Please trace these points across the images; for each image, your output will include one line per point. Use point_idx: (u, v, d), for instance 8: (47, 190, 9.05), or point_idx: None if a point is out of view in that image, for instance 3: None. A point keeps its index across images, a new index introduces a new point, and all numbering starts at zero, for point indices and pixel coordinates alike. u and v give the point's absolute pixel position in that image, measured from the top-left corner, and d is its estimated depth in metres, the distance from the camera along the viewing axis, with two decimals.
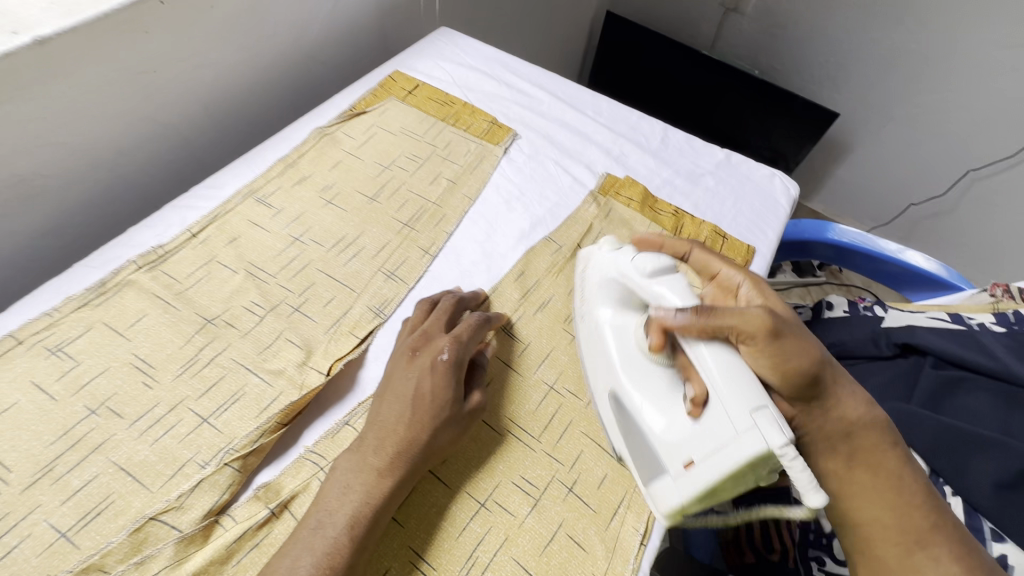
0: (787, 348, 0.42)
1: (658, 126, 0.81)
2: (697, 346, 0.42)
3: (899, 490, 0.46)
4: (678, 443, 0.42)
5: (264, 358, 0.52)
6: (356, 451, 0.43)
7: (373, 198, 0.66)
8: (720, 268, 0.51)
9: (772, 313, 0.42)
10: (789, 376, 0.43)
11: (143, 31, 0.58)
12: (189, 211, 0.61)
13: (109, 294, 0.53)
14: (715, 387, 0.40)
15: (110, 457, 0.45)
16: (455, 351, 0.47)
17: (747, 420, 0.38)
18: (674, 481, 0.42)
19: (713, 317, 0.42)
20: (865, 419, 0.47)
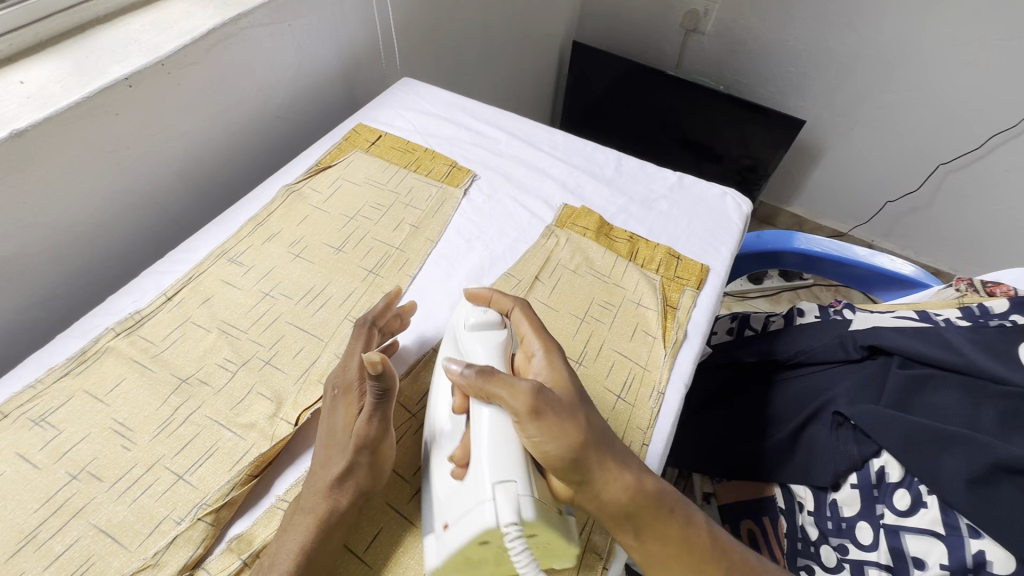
0: (549, 427, 0.44)
1: (612, 155, 0.85)
2: (478, 408, 0.47)
3: (683, 546, 0.45)
4: (444, 505, 0.45)
5: (236, 413, 0.54)
6: (298, 495, 0.46)
7: (339, 248, 0.70)
8: (529, 333, 0.54)
9: (542, 391, 0.45)
10: (550, 459, 0.44)
11: (114, 113, 0.63)
12: (165, 276, 0.65)
13: (89, 362, 0.56)
14: (479, 456, 0.45)
15: (90, 520, 0.47)
16: (342, 382, 0.49)
17: (489, 492, 0.42)
18: (435, 540, 0.44)
19: (488, 383, 0.46)
20: (637, 492, 0.45)
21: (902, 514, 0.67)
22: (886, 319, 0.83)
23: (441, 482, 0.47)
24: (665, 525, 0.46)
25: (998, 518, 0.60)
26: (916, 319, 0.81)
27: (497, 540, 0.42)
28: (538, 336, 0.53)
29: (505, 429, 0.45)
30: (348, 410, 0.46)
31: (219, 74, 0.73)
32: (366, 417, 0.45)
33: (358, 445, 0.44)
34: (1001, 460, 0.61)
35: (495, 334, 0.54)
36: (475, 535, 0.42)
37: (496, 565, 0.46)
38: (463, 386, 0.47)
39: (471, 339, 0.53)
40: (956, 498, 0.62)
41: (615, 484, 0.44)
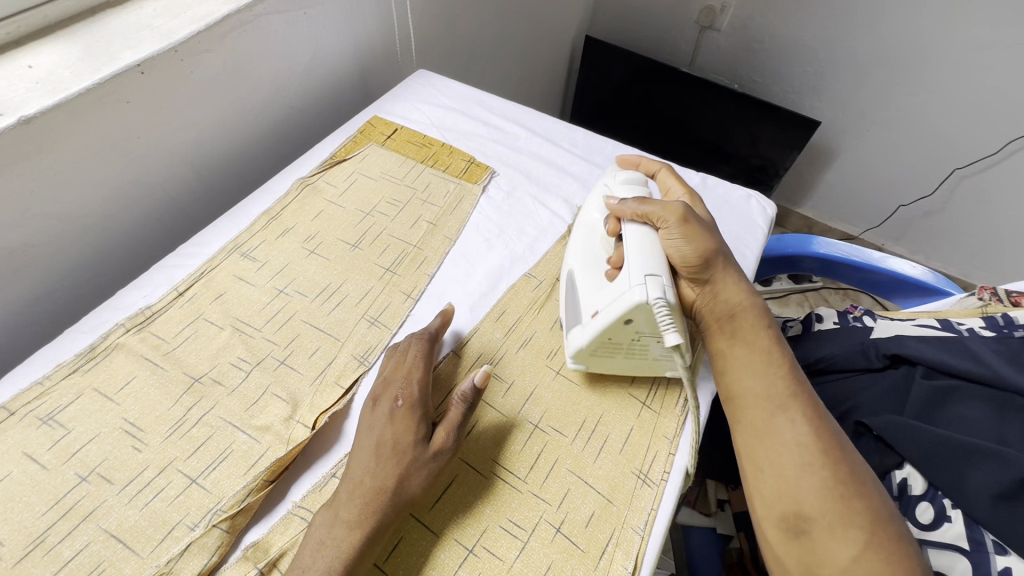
0: (692, 231, 0.57)
1: (633, 154, 0.83)
2: (631, 225, 0.58)
3: (770, 362, 0.55)
4: (595, 297, 0.55)
5: (250, 415, 0.53)
6: (330, 506, 0.45)
7: (355, 245, 0.68)
8: (671, 185, 0.69)
9: (688, 210, 0.58)
10: (688, 256, 0.57)
11: (125, 101, 0.61)
12: (177, 270, 0.63)
13: (98, 359, 0.54)
14: (631, 254, 0.54)
15: (101, 524, 0.45)
16: (411, 394, 0.49)
17: (642, 277, 0.51)
18: (583, 326, 0.55)
19: (643, 206, 0.58)
20: (745, 304, 0.59)
21: (924, 527, 0.65)
22: (908, 327, 0.81)
23: (592, 280, 0.57)
24: (760, 336, 0.57)
25: None
26: (938, 328, 0.80)
27: (643, 314, 0.51)
28: (680, 185, 0.68)
29: (654, 237, 0.57)
30: (416, 425, 0.48)
31: (233, 63, 0.71)
32: (446, 429, 0.48)
33: (437, 454, 0.47)
34: None
35: (642, 188, 0.66)
36: (630, 307, 0.50)
37: (621, 359, 0.56)
38: (617, 211, 0.59)
39: (619, 187, 0.65)
40: (983, 514, 0.61)
41: (723, 292, 0.59)
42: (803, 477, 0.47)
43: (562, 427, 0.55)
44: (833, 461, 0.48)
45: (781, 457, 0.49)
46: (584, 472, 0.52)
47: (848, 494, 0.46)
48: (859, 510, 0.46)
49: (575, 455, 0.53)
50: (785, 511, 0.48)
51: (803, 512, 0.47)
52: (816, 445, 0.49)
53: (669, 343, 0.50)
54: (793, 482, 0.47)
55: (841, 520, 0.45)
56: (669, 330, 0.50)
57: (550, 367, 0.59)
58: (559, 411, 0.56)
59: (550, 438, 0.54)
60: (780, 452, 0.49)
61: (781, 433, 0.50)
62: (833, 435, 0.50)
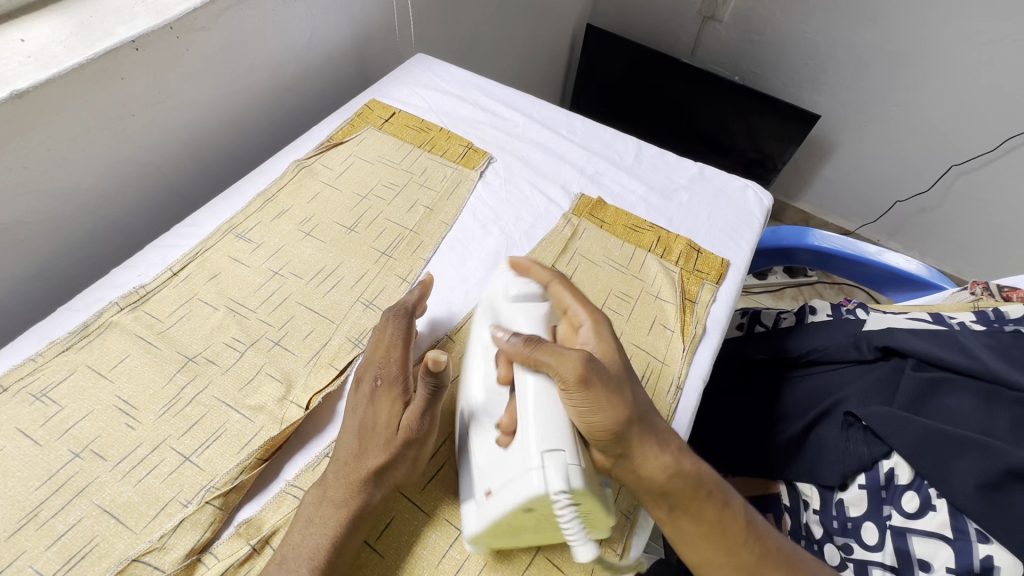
0: (596, 397, 0.45)
1: (632, 143, 0.83)
2: (524, 375, 0.47)
3: (722, 534, 0.49)
4: (489, 471, 0.45)
5: (244, 394, 0.53)
6: (321, 483, 0.45)
7: (351, 228, 0.67)
8: (570, 304, 0.54)
9: (592, 361, 0.46)
10: (595, 429, 0.45)
11: (119, 78, 0.60)
12: (171, 250, 0.62)
13: (93, 336, 0.54)
14: (524, 428, 0.44)
15: (94, 500, 0.46)
16: (386, 373, 0.47)
17: (538, 459, 0.42)
18: (477, 507, 0.44)
19: (537, 351, 0.47)
20: (680, 473, 0.48)
21: (910, 516, 0.67)
22: (901, 320, 0.82)
23: (483, 445, 0.47)
24: (707, 504, 0.49)
25: (1008, 524, 0.59)
26: (930, 321, 0.80)
27: (542, 506, 0.42)
28: (581, 305, 0.54)
29: (549, 398, 0.46)
30: (392, 404, 0.46)
31: (228, 42, 0.70)
32: (415, 412, 0.45)
33: (406, 439, 0.45)
34: (1014, 466, 0.60)
35: (535, 305, 0.54)
36: (523, 500, 0.41)
37: (524, 537, 0.46)
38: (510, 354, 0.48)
39: (509, 308, 0.53)
40: (967, 503, 0.61)
41: (656, 474, 0.47)
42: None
43: None
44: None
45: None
46: None
47: None
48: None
49: None
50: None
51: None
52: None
53: (579, 557, 0.42)
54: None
55: None
56: (579, 543, 0.42)
57: None
58: None
59: None
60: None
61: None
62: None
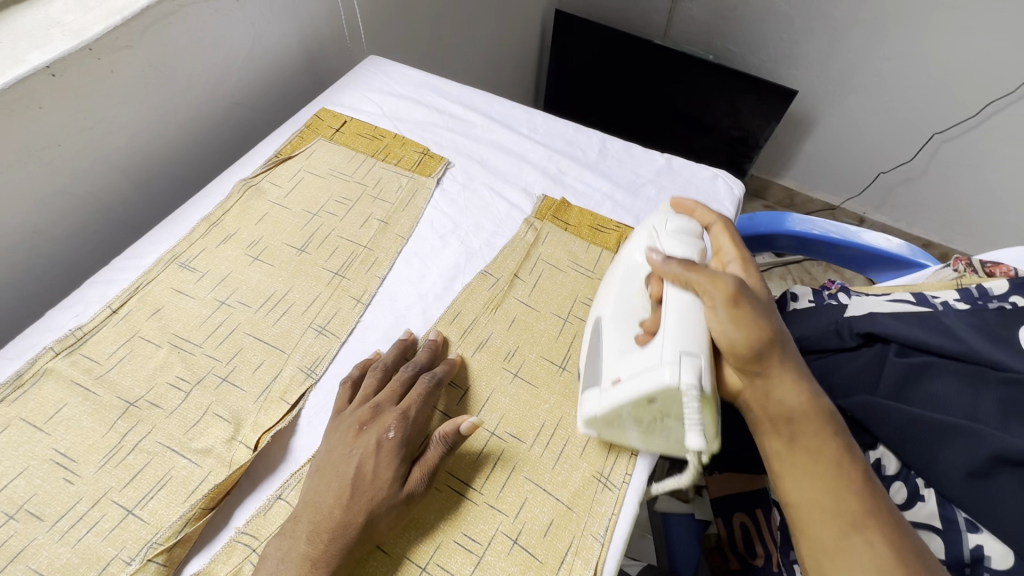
0: (743, 316, 0.48)
1: (596, 137, 0.79)
2: (673, 292, 0.51)
3: (834, 469, 0.46)
4: (620, 361, 0.49)
5: (190, 437, 0.50)
6: (286, 535, 0.42)
7: (302, 249, 0.64)
8: (723, 246, 0.60)
9: (742, 287, 0.50)
10: (735, 344, 0.49)
11: (38, 107, 0.56)
12: (110, 286, 0.59)
13: (27, 386, 0.51)
14: (667, 326, 0.48)
15: (31, 564, 0.43)
16: (401, 424, 0.47)
17: (675, 354, 0.46)
18: (600, 393, 0.49)
19: (688, 272, 0.51)
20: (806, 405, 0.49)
21: (898, 507, 0.65)
22: (881, 303, 0.79)
23: (620, 342, 0.51)
24: (827, 446, 0.47)
25: (995, 512, 0.58)
26: (914, 302, 0.77)
27: (667, 398, 0.45)
28: (734, 248, 0.59)
29: (696, 311, 0.50)
30: (399, 460, 0.45)
31: (159, 59, 0.66)
32: (423, 470, 0.46)
33: (409, 496, 0.45)
34: (1001, 452, 0.58)
35: (695, 239, 0.57)
36: (653, 386, 0.45)
37: (637, 436, 0.50)
38: (663, 273, 0.53)
39: (670, 237, 0.57)
40: (954, 492, 0.60)
41: (780, 394, 0.49)
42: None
43: (519, 433, 0.53)
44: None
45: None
46: (543, 480, 0.50)
47: None
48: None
49: (532, 461, 0.51)
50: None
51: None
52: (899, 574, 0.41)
53: (690, 447, 0.44)
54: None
55: None
56: (692, 432, 0.44)
57: (508, 369, 0.57)
58: (517, 416, 0.54)
59: (507, 444, 0.52)
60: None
61: (857, 554, 0.43)
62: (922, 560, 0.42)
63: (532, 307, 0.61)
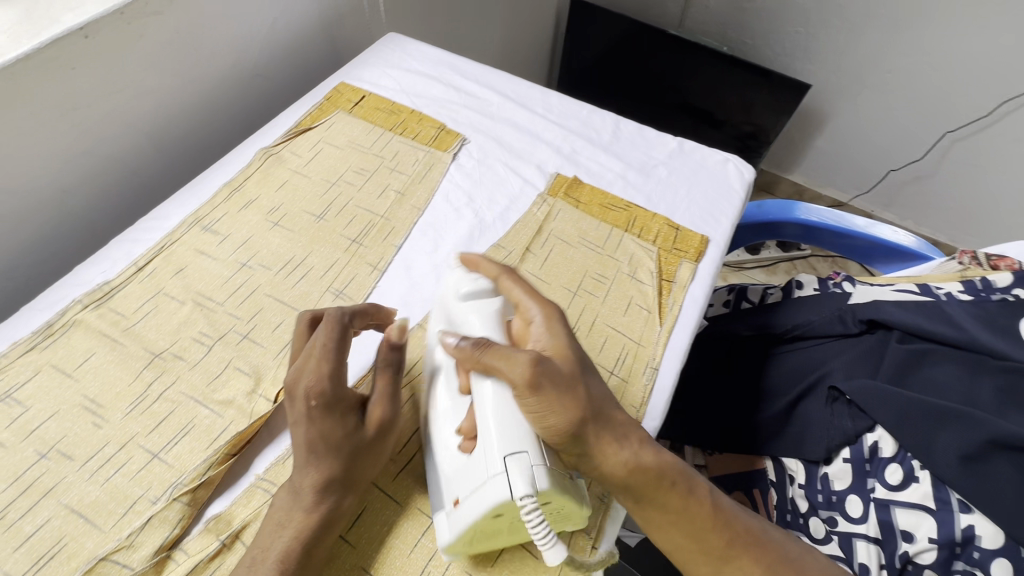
0: (546, 401, 0.41)
1: (610, 119, 0.81)
2: (479, 381, 0.45)
3: (690, 524, 0.45)
4: (456, 479, 0.44)
5: (213, 389, 0.52)
6: (286, 484, 0.43)
7: (320, 216, 0.66)
8: (523, 299, 0.49)
9: (540, 364, 0.42)
10: (553, 432, 0.42)
11: (70, 68, 0.58)
12: (135, 245, 0.61)
13: (57, 336, 0.54)
14: (484, 432, 0.43)
15: (62, 500, 0.45)
16: (324, 385, 0.42)
17: (498, 464, 0.40)
18: (449, 517, 0.43)
19: (484, 355, 0.44)
20: (641, 462, 0.45)
21: (893, 488, 0.66)
22: (886, 292, 0.80)
23: (449, 452, 0.46)
24: (672, 495, 0.45)
25: (988, 494, 0.59)
26: (917, 291, 0.79)
27: (511, 508, 0.40)
28: (534, 300, 0.48)
29: (500, 404, 0.43)
30: (348, 412, 0.43)
31: (185, 27, 0.68)
32: (378, 404, 0.45)
33: (376, 437, 0.44)
34: (997, 436, 0.59)
35: (489, 301, 0.51)
36: (489, 505, 0.40)
37: (509, 536, 0.45)
38: (460, 360, 0.45)
39: (460, 304, 0.51)
40: (949, 476, 0.61)
41: (616, 468, 0.44)
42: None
43: None
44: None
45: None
46: None
47: None
48: None
49: None
50: None
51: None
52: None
53: (550, 562, 0.38)
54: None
55: None
56: (548, 548, 0.38)
57: None
58: None
59: None
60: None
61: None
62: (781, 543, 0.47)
63: (543, 279, 0.63)
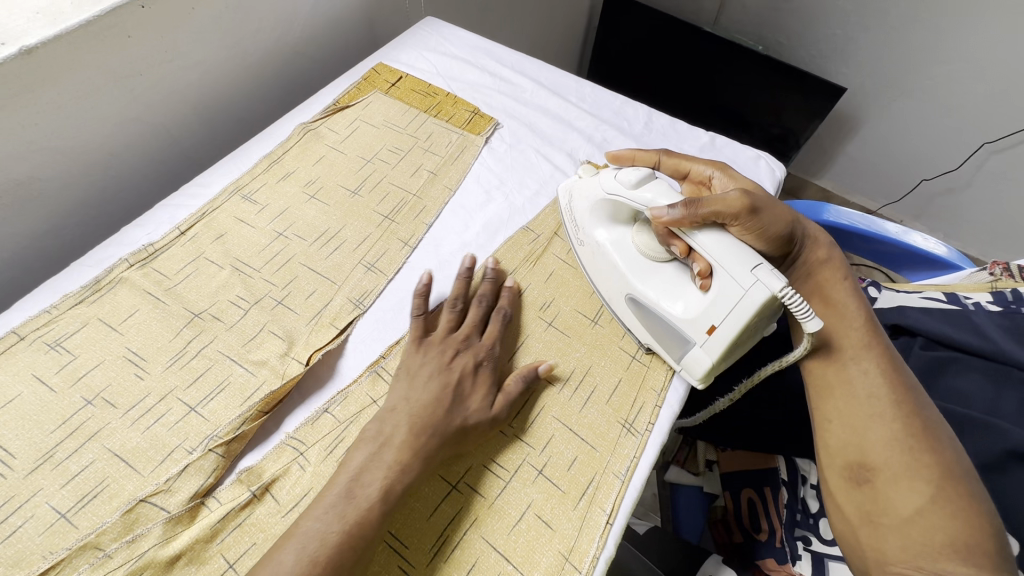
0: (764, 217, 0.56)
1: (642, 110, 0.81)
2: (695, 236, 0.53)
3: (843, 317, 0.58)
4: (705, 312, 0.52)
5: (247, 350, 0.54)
6: (386, 423, 0.47)
7: (355, 191, 0.68)
8: (692, 166, 0.64)
9: (750, 194, 0.55)
10: (771, 238, 0.58)
11: (126, 37, 0.60)
12: (178, 210, 0.64)
13: (104, 291, 0.56)
14: (719, 266, 0.51)
15: (105, 444, 0.48)
16: (488, 359, 0.54)
17: (750, 277, 0.49)
18: (703, 346, 0.53)
19: (706, 208, 0.53)
20: (824, 261, 0.62)
21: None
22: (913, 299, 0.79)
23: (685, 296, 0.55)
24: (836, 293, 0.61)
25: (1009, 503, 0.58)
26: (944, 300, 0.76)
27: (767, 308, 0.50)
28: (701, 162, 0.64)
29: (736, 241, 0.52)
30: (491, 389, 0.52)
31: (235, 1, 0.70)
32: (506, 399, 0.52)
33: (496, 419, 0.51)
34: (1018, 449, 0.58)
35: (656, 180, 0.58)
36: (753, 310, 0.49)
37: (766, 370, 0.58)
38: (680, 223, 0.53)
39: (634, 191, 0.58)
40: None
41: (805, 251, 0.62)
42: (873, 427, 0.51)
43: (551, 376, 0.56)
44: (905, 415, 0.51)
45: (853, 409, 0.53)
46: (571, 421, 0.54)
47: (922, 437, 0.50)
48: (930, 460, 0.49)
49: (562, 404, 0.54)
50: (849, 460, 0.52)
51: (867, 463, 0.51)
52: (887, 396, 0.53)
53: (812, 331, 0.48)
54: (861, 433, 0.52)
55: (908, 473, 0.48)
56: (809, 319, 0.48)
57: (543, 318, 0.60)
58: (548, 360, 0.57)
59: (538, 386, 0.55)
60: (852, 405, 0.53)
61: (854, 385, 0.54)
62: (906, 387, 0.53)
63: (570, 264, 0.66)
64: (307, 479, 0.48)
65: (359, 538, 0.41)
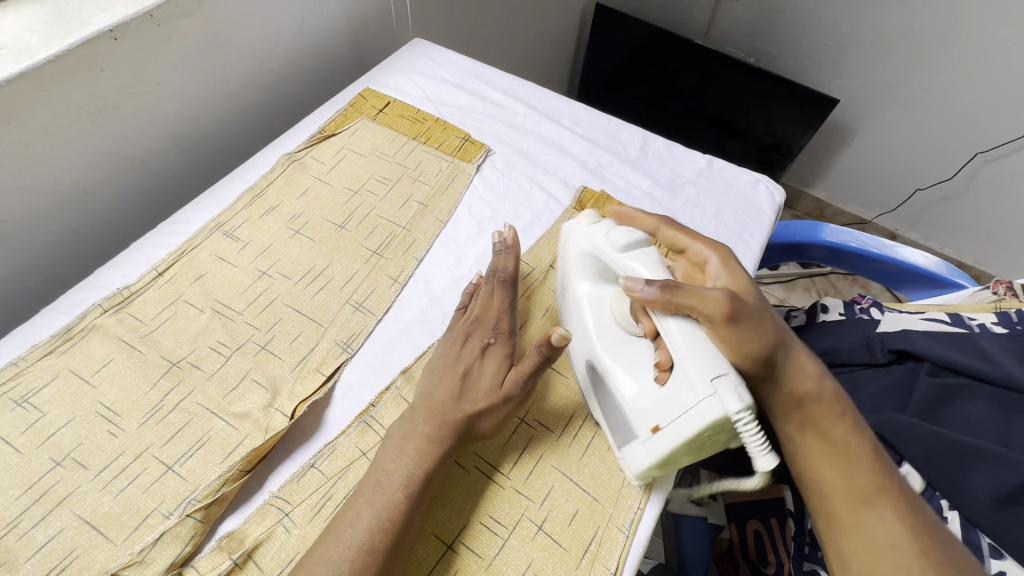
0: (744, 332, 0.47)
1: (637, 134, 0.79)
2: (664, 320, 0.47)
3: (846, 455, 0.50)
4: (654, 410, 0.46)
5: (229, 401, 0.51)
6: (407, 419, 0.48)
7: (342, 225, 0.65)
8: (687, 243, 0.56)
9: (734, 299, 0.47)
10: (748, 359, 0.48)
11: (98, 70, 0.58)
12: (156, 249, 0.61)
13: (75, 340, 0.53)
14: (682, 363, 0.45)
15: (75, 510, 0.45)
16: (499, 336, 0.51)
17: (708, 387, 0.43)
18: (643, 443, 0.47)
19: (679, 297, 0.46)
20: (817, 387, 0.53)
21: None
22: (916, 321, 0.75)
23: (639, 387, 0.48)
24: (835, 425, 0.51)
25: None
26: (948, 323, 0.73)
27: (716, 430, 0.43)
28: (704, 243, 0.55)
29: (701, 338, 0.45)
30: (501, 364, 0.49)
31: (214, 30, 0.67)
32: (519, 372, 0.48)
33: (507, 395, 0.48)
34: None
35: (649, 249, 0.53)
36: (701, 425, 0.43)
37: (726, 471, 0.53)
38: (649, 302, 0.47)
39: (622, 257, 0.53)
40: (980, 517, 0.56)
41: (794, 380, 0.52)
42: None
43: (548, 422, 0.54)
44: (934, 562, 0.44)
45: (873, 563, 0.46)
46: (571, 471, 0.51)
47: None
48: None
49: (561, 451, 0.52)
50: None
51: None
52: (912, 544, 0.45)
53: (761, 469, 0.41)
54: None
55: None
56: (761, 455, 0.42)
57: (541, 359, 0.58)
58: (546, 405, 0.55)
59: (536, 432, 0.53)
60: (873, 555, 0.46)
61: (871, 530, 0.47)
62: (929, 533, 0.46)
63: None
64: (292, 543, 0.45)
65: (389, 522, 0.42)
